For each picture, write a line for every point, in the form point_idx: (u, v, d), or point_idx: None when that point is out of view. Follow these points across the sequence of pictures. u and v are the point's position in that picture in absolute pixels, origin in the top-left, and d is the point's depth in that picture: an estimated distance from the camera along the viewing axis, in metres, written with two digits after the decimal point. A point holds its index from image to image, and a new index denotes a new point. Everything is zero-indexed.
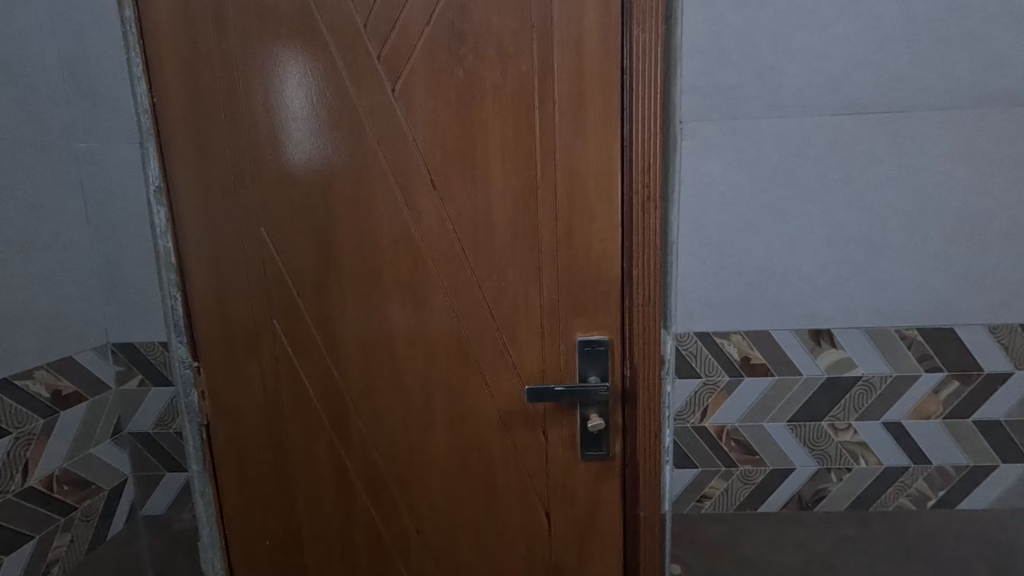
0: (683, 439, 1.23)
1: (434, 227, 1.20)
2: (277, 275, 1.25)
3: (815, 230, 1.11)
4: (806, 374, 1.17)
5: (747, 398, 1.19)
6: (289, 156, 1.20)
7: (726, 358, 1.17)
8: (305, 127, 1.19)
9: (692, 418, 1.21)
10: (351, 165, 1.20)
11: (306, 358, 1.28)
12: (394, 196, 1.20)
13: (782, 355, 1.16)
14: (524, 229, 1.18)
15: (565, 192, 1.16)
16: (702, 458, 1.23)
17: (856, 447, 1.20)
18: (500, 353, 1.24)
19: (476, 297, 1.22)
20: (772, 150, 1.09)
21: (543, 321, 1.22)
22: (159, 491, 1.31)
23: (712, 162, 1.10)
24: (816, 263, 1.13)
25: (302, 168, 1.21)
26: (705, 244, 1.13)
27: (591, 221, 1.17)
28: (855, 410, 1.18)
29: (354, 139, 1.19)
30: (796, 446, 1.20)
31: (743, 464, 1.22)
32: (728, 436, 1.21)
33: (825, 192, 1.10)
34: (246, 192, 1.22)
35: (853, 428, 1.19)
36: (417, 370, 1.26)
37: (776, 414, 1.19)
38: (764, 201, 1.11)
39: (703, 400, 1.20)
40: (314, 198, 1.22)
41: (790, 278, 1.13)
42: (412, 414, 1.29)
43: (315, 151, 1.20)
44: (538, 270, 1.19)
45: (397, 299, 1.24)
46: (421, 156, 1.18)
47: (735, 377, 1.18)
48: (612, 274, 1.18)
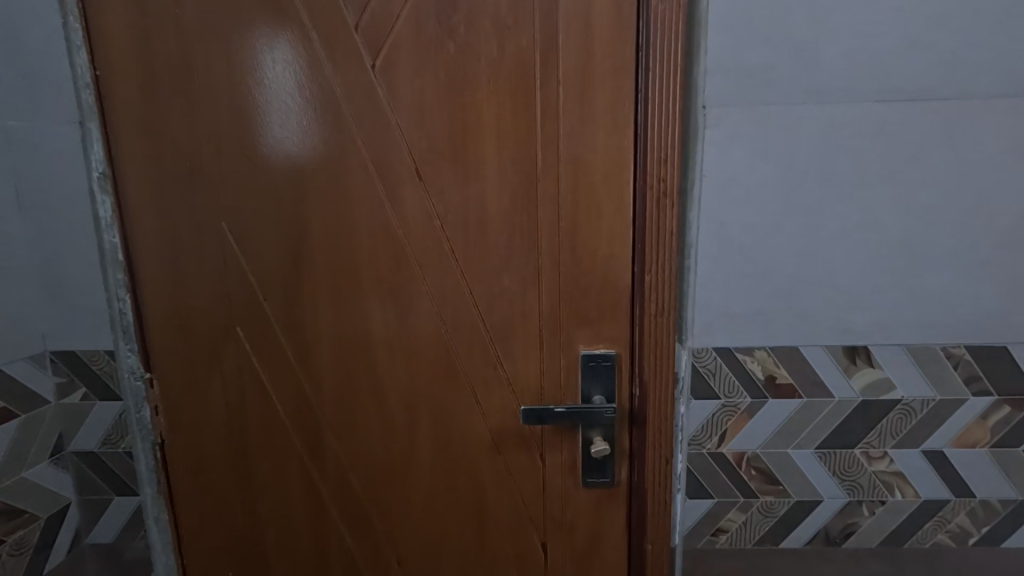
0: (697, 466, 1.08)
1: (420, 223, 1.06)
2: (241, 276, 1.10)
3: (854, 233, 0.97)
4: (838, 396, 1.04)
5: (770, 423, 1.06)
6: (255, 141, 1.05)
7: (748, 377, 1.03)
8: (275, 108, 1.04)
9: (708, 443, 1.07)
10: (325, 151, 1.05)
11: (274, 370, 1.13)
12: (374, 187, 1.06)
13: (812, 374, 1.03)
14: (522, 228, 1.04)
15: (569, 187, 1.02)
16: (718, 488, 1.08)
17: (891, 478, 1.07)
18: (494, 366, 1.10)
19: (466, 302, 1.08)
20: (806, 141, 0.94)
21: (542, 332, 1.07)
22: (107, 517, 1.16)
23: (738, 155, 0.95)
24: (854, 272, 0.98)
25: (271, 155, 1.06)
26: (727, 248, 0.98)
27: (599, 220, 1.03)
28: (892, 436, 1.05)
29: (329, 121, 1.04)
30: (825, 477, 1.07)
31: (764, 495, 1.08)
32: (749, 463, 1.08)
33: (867, 190, 0.95)
34: (206, 181, 1.07)
35: (888, 457, 1.06)
36: (399, 383, 1.12)
37: (803, 440, 1.06)
38: (797, 199, 0.96)
39: (720, 423, 1.06)
40: (284, 189, 1.07)
41: (825, 288, 0.99)
42: (394, 432, 1.14)
43: (286, 135, 1.05)
44: (537, 275, 1.05)
45: (377, 303, 1.09)
46: (405, 143, 1.03)
47: (758, 399, 1.04)
48: (621, 280, 1.05)
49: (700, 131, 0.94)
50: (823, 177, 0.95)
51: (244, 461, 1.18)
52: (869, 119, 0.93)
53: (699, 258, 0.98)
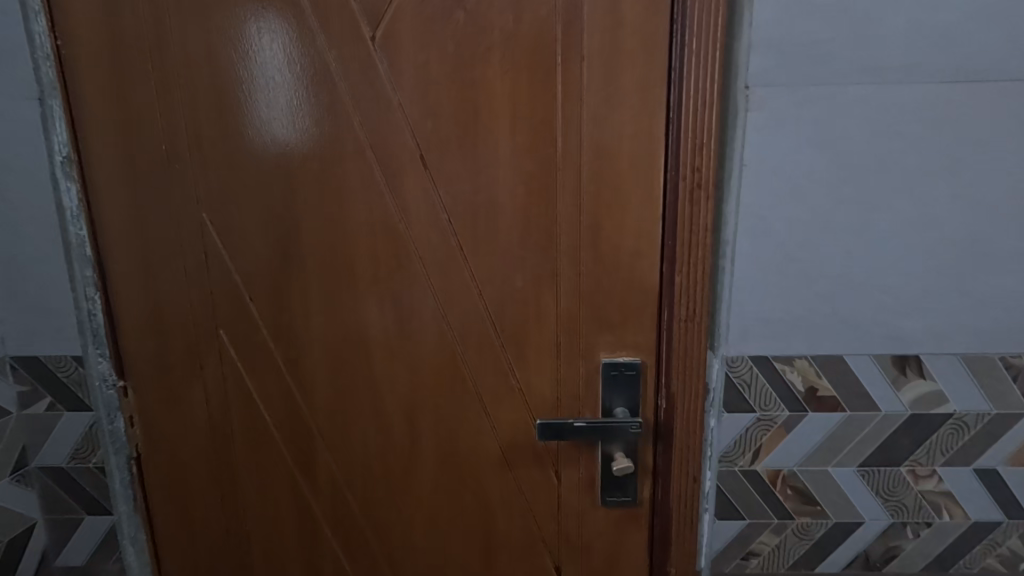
0: (727, 485, 0.99)
1: (425, 216, 0.95)
2: (224, 273, 0.99)
3: (909, 231, 0.87)
4: (885, 410, 0.94)
5: (809, 438, 0.96)
6: (240, 125, 0.94)
7: (787, 389, 0.94)
8: (262, 89, 0.93)
9: (740, 461, 0.97)
10: (317, 133, 0.94)
11: (261, 377, 1.03)
12: (373, 176, 0.95)
13: (856, 387, 0.94)
14: (538, 223, 0.93)
15: (591, 177, 0.91)
16: (750, 508, 1.00)
17: (939, 499, 0.98)
18: (504, 375, 0.99)
19: (475, 304, 0.97)
20: (860, 126, 0.84)
21: (559, 337, 0.97)
22: (78, 538, 1.06)
23: (783, 142, 0.84)
24: (908, 274, 0.88)
25: (258, 141, 0.94)
26: (768, 247, 0.88)
27: (624, 214, 0.92)
28: (942, 454, 0.96)
29: (323, 102, 0.93)
30: (867, 497, 0.98)
31: (800, 517, 0.99)
32: (784, 482, 0.98)
33: (926, 183, 0.85)
34: (184, 168, 0.96)
35: (936, 476, 0.97)
36: (400, 393, 1.02)
37: (844, 457, 0.97)
38: (848, 193, 0.86)
39: (755, 439, 0.97)
40: (272, 178, 0.95)
41: (874, 292, 0.89)
42: (394, 446, 1.04)
43: (274, 119, 0.94)
44: (554, 274, 0.95)
45: (376, 305, 0.99)
46: (408, 126, 0.92)
47: (797, 413, 0.95)
48: (649, 280, 0.94)
49: (742, 114, 0.84)
50: (877, 168, 0.85)
51: (228, 478, 1.07)
52: (930, 104, 0.82)
53: (738, 256, 0.89)
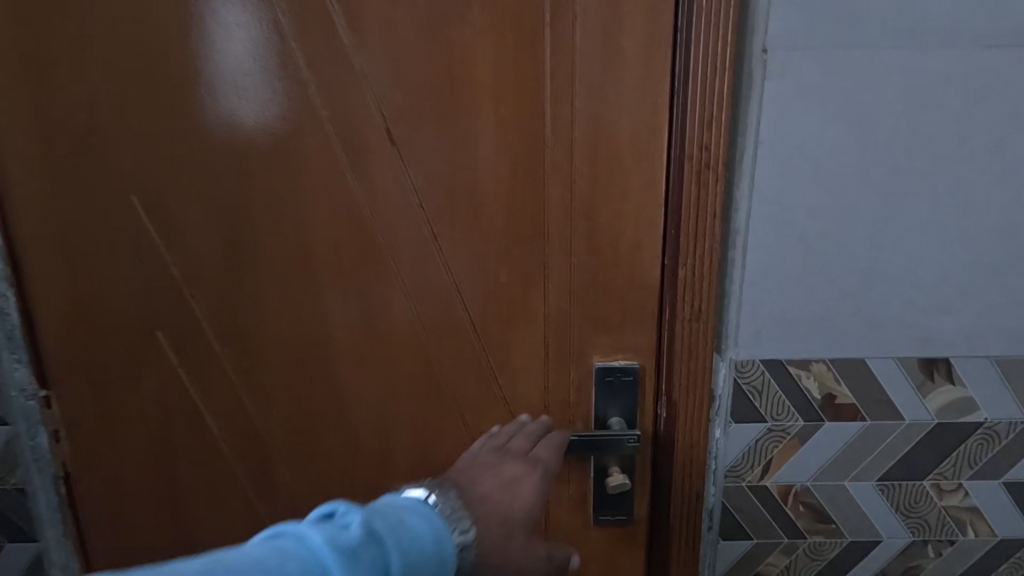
0: (734, 501, 0.89)
1: (395, 200, 0.82)
2: (160, 267, 0.85)
3: (942, 220, 0.77)
4: (909, 419, 0.85)
5: (825, 450, 0.86)
6: (186, 102, 0.80)
7: (802, 396, 0.84)
8: (220, 62, 0.79)
9: (748, 476, 0.88)
10: (268, 104, 0.81)
11: (207, 386, 0.90)
12: (334, 153, 0.82)
13: (878, 394, 0.84)
14: (525, 209, 0.81)
15: (586, 157, 0.79)
16: (758, 527, 0.90)
17: (963, 515, 0.89)
18: (486, 383, 0.87)
19: (453, 301, 0.85)
20: (892, 99, 0.73)
21: (548, 340, 0.86)
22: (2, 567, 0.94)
23: (804, 118, 0.74)
24: (939, 268, 0.79)
25: (214, 124, 0.81)
26: (785, 237, 0.78)
27: (622, 199, 0.81)
28: (968, 466, 0.87)
29: (275, 67, 0.79)
30: (886, 514, 0.89)
31: (813, 536, 0.90)
32: (796, 498, 0.89)
33: (963, 165, 0.75)
34: (110, 145, 0.82)
35: (962, 490, 0.88)
36: (367, 402, 0.90)
37: (862, 471, 0.87)
38: (877, 176, 0.75)
39: (766, 452, 0.87)
40: (219, 160, 0.82)
41: (902, 288, 0.79)
42: (362, 462, 0.92)
43: (234, 99, 0.80)
44: (543, 268, 0.83)
45: (338, 304, 0.86)
46: (374, 95, 0.79)
47: (812, 423, 0.85)
48: (650, 275, 0.83)
49: (759, 83, 0.73)
50: (908, 148, 0.75)
51: (171, 499, 0.95)
52: (969, 75, 0.72)
53: (751, 246, 0.78)
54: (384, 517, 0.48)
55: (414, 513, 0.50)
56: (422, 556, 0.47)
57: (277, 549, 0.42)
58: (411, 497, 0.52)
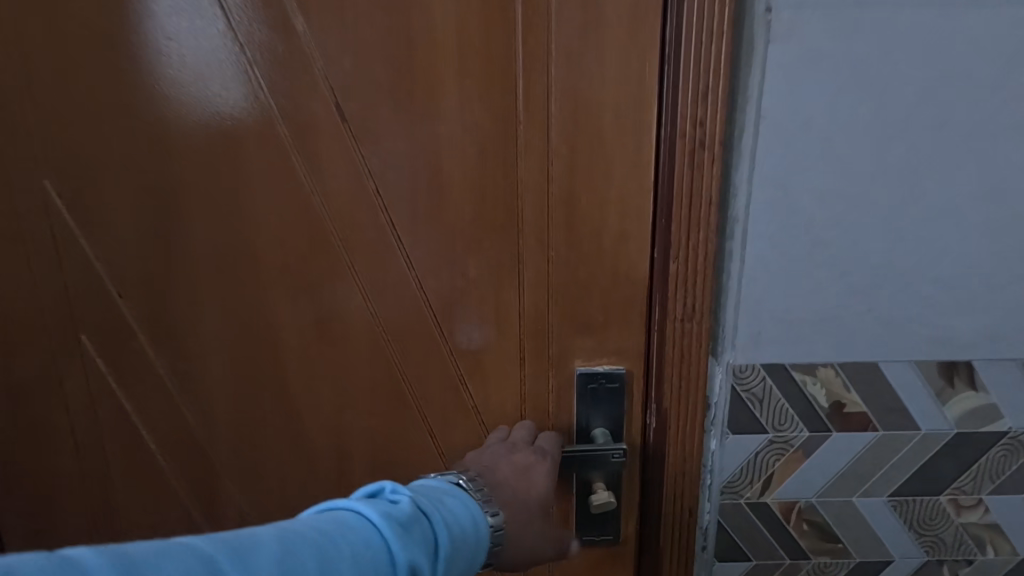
0: (731, 520, 0.81)
1: (348, 186, 0.73)
2: (81, 263, 0.77)
3: (967, 206, 0.68)
4: (925, 429, 0.76)
5: (833, 464, 0.78)
6: (120, 83, 0.71)
7: (807, 405, 0.75)
8: (165, 42, 0.70)
9: (747, 492, 0.79)
10: (198, 75, 0.71)
11: (137, 394, 0.82)
12: (276, 133, 0.72)
13: (892, 401, 0.75)
14: (494, 195, 0.71)
15: (564, 135, 0.69)
16: (758, 548, 0.82)
17: (983, 533, 0.80)
18: (455, 392, 0.78)
19: (415, 300, 0.75)
20: (914, 67, 0.63)
21: (525, 344, 0.76)
22: None
23: (813, 88, 0.64)
24: (963, 261, 0.69)
25: (161, 112, 0.72)
26: (790, 226, 0.68)
27: (604, 184, 0.71)
28: (990, 480, 0.78)
29: (206, 33, 0.70)
30: (898, 532, 0.81)
31: (817, 556, 0.82)
32: (800, 516, 0.80)
33: (993, 142, 0.66)
34: (18, 126, 0.73)
35: (982, 506, 0.79)
36: (322, 414, 0.80)
37: (873, 486, 0.79)
38: (894, 156, 0.66)
39: (767, 466, 0.78)
40: (145, 141, 0.73)
41: (920, 284, 0.70)
42: (319, 479, 0.83)
43: (183, 84, 0.71)
44: (517, 263, 0.73)
45: (284, 304, 0.77)
46: (321, 64, 0.69)
47: (818, 434, 0.76)
48: (639, 271, 0.74)
49: (761, 47, 0.63)
50: (931, 122, 0.65)
51: (109, 514, 0.88)
52: (1003, 36, 0.62)
53: (752, 236, 0.69)
54: (424, 496, 0.55)
55: (449, 494, 0.57)
56: (460, 531, 0.53)
57: (337, 518, 0.48)
58: (444, 481, 0.60)
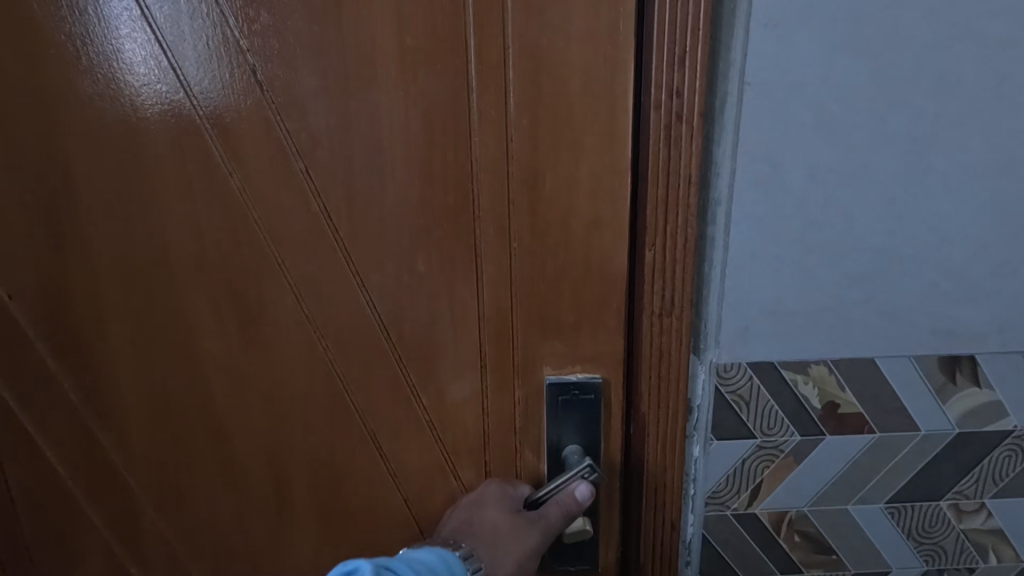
0: (716, 534, 0.72)
1: (274, 166, 0.63)
2: None
3: (979, 180, 0.59)
4: (924, 430, 0.68)
5: (826, 471, 0.69)
6: (14, 61, 0.61)
7: (797, 406, 0.67)
8: (78, 17, 0.60)
9: (732, 503, 0.70)
10: (90, 40, 0.61)
11: (47, 404, 0.74)
12: (185, 108, 0.62)
13: (890, 400, 0.66)
14: (443, 175, 0.61)
15: (523, 106, 0.59)
16: (746, 565, 0.73)
17: (986, 539, 0.72)
18: (405, 405, 0.67)
19: (355, 299, 0.65)
20: (924, 15, 0.54)
21: (485, 351, 0.64)
22: None
23: (806, 43, 0.54)
24: (973, 244, 0.60)
25: (50, 85, 0.62)
26: (780, 207, 0.59)
27: (573, 164, 0.60)
28: (994, 483, 0.70)
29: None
30: (896, 541, 0.73)
31: (810, 569, 0.74)
32: (790, 528, 0.72)
33: (1013, 104, 0.56)
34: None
35: (985, 511, 0.71)
36: (256, 427, 0.71)
37: (870, 492, 0.70)
38: (897, 123, 0.57)
39: (754, 474, 0.69)
40: (32, 119, 0.63)
41: (926, 270, 0.61)
42: (255, 501, 0.74)
43: (86, 60, 0.61)
44: (473, 257, 0.62)
45: (206, 307, 0.69)
46: (234, 25, 0.59)
47: (810, 438, 0.68)
48: (616, 264, 0.62)
49: (745, 3, 0.53)
50: (941, 83, 0.55)
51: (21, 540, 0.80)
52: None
53: (737, 218, 0.59)
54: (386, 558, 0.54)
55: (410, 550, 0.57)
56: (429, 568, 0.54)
57: None
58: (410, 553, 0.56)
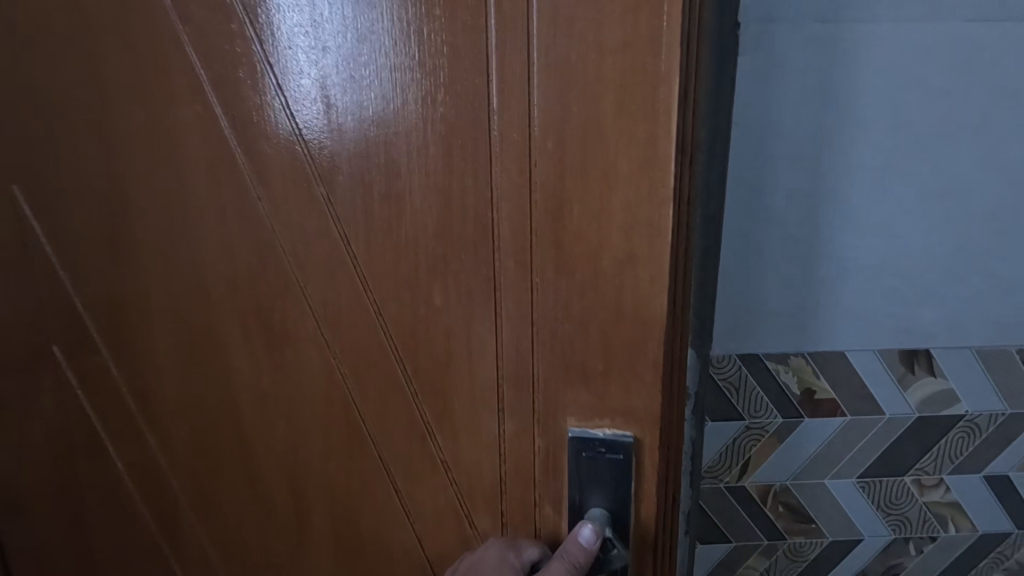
0: (711, 505, 0.85)
1: (297, 194, 0.61)
2: (50, 272, 0.74)
3: (927, 206, 0.71)
4: (889, 413, 0.79)
5: (804, 449, 0.81)
6: (85, 93, 0.66)
7: (781, 393, 0.79)
8: (144, 45, 0.62)
9: (727, 477, 0.83)
10: (144, 72, 0.63)
11: (107, 409, 0.78)
12: (220, 133, 0.62)
13: (860, 387, 0.78)
14: (461, 204, 0.56)
15: (549, 128, 0.52)
16: (736, 529, 0.85)
17: (945, 510, 0.83)
18: (421, 442, 0.63)
19: (372, 327, 0.62)
20: (879, 74, 0.66)
21: (504, 393, 0.59)
22: None
23: (783, 93, 0.67)
24: (927, 257, 0.73)
25: (113, 115, 0.66)
26: (762, 228, 0.72)
27: (605, 192, 0.52)
28: (950, 460, 0.81)
29: (148, 26, 0.61)
30: (868, 512, 0.84)
31: (793, 536, 0.85)
32: (776, 499, 0.84)
33: (953, 142, 0.69)
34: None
35: (943, 485, 0.82)
36: (278, 451, 0.70)
37: (843, 468, 0.82)
38: (860, 158, 0.69)
39: (743, 451, 0.82)
40: (98, 146, 0.67)
41: (886, 276, 0.73)
42: (277, 523, 0.73)
43: (142, 91, 0.64)
44: (492, 292, 0.57)
45: (232, 330, 0.68)
46: (267, 55, 0.58)
47: (792, 420, 0.80)
48: (653, 309, 0.54)
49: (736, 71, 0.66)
50: (892, 127, 0.68)
51: (83, 527, 0.85)
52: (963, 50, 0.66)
53: (728, 236, 0.73)
54: None
55: None
56: None
57: None
58: None
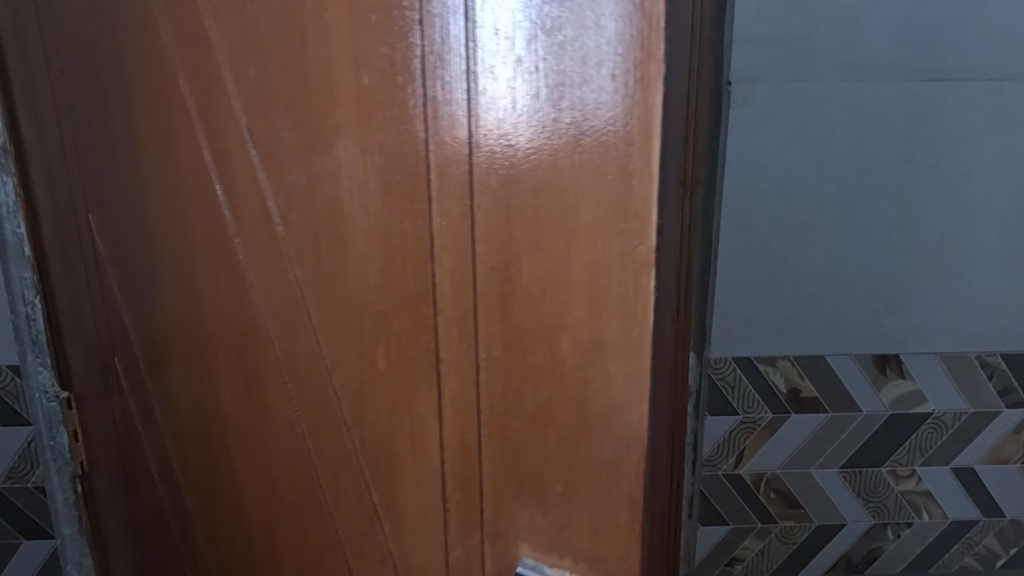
0: (712, 489, 0.85)
1: (261, 233, 0.55)
2: (113, 297, 0.79)
3: (897, 228, 0.75)
4: (866, 410, 0.81)
5: (789, 441, 0.83)
6: (124, 134, 0.68)
7: (769, 390, 0.81)
8: (158, 86, 0.62)
9: (724, 465, 0.84)
10: (157, 112, 0.63)
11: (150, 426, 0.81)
12: (207, 171, 0.60)
13: (838, 385, 0.80)
14: (403, 253, 0.45)
15: (496, 164, 0.38)
16: (733, 512, 0.85)
17: (917, 497, 0.83)
18: (370, 523, 0.54)
19: (326, 385, 0.54)
20: (845, 117, 0.72)
21: (450, 491, 0.47)
22: (26, 556, 0.98)
23: (768, 129, 0.73)
24: (896, 272, 0.76)
25: (144, 156, 0.67)
26: (752, 245, 0.76)
27: (563, 252, 0.37)
28: (922, 453, 0.82)
29: (157, 68, 0.61)
30: (848, 498, 0.84)
31: (785, 520, 0.85)
32: (767, 484, 0.84)
33: (915, 173, 0.73)
34: (58, 168, 0.75)
35: (917, 475, 0.82)
36: (259, 497, 0.67)
37: (827, 458, 0.83)
38: (832, 185, 0.74)
39: (737, 443, 0.84)
40: (133, 181, 0.69)
41: (859, 290, 0.77)
42: (260, 564, 0.70)
43: (161, 130, 0.64)
44: (436, 366, 0.45)
45: (225, 365, 0.65)
46: (232, 83, 0.53)
47: (780, 414, 0.82)
48: (625, 423, 0.37)
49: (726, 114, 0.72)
50: (863, 159, 0.73)
51: (137, 536, 0.89)
52: (924, 98, 0.71)
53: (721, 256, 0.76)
54: None
55: None
56: None
57: None
58: None
